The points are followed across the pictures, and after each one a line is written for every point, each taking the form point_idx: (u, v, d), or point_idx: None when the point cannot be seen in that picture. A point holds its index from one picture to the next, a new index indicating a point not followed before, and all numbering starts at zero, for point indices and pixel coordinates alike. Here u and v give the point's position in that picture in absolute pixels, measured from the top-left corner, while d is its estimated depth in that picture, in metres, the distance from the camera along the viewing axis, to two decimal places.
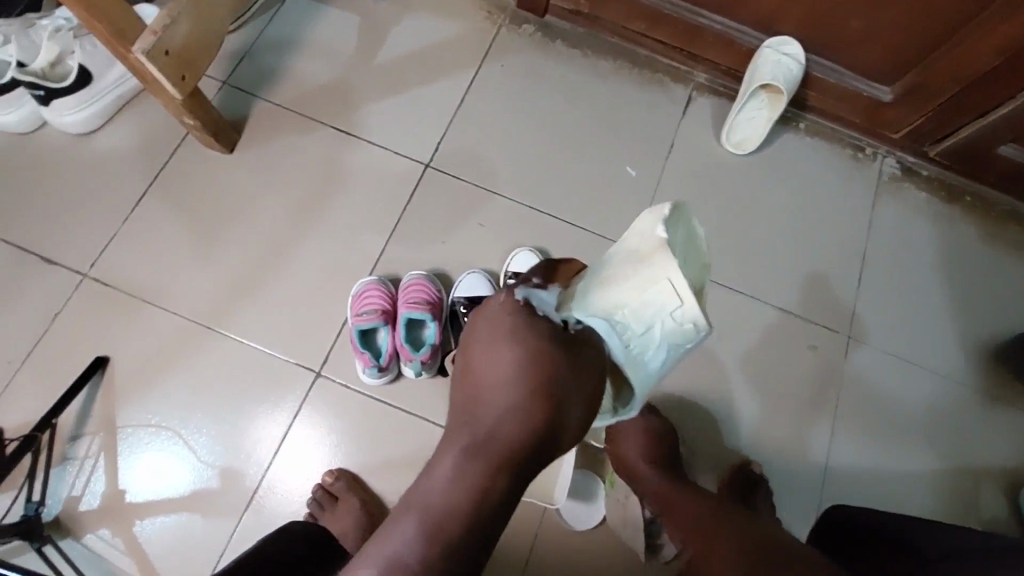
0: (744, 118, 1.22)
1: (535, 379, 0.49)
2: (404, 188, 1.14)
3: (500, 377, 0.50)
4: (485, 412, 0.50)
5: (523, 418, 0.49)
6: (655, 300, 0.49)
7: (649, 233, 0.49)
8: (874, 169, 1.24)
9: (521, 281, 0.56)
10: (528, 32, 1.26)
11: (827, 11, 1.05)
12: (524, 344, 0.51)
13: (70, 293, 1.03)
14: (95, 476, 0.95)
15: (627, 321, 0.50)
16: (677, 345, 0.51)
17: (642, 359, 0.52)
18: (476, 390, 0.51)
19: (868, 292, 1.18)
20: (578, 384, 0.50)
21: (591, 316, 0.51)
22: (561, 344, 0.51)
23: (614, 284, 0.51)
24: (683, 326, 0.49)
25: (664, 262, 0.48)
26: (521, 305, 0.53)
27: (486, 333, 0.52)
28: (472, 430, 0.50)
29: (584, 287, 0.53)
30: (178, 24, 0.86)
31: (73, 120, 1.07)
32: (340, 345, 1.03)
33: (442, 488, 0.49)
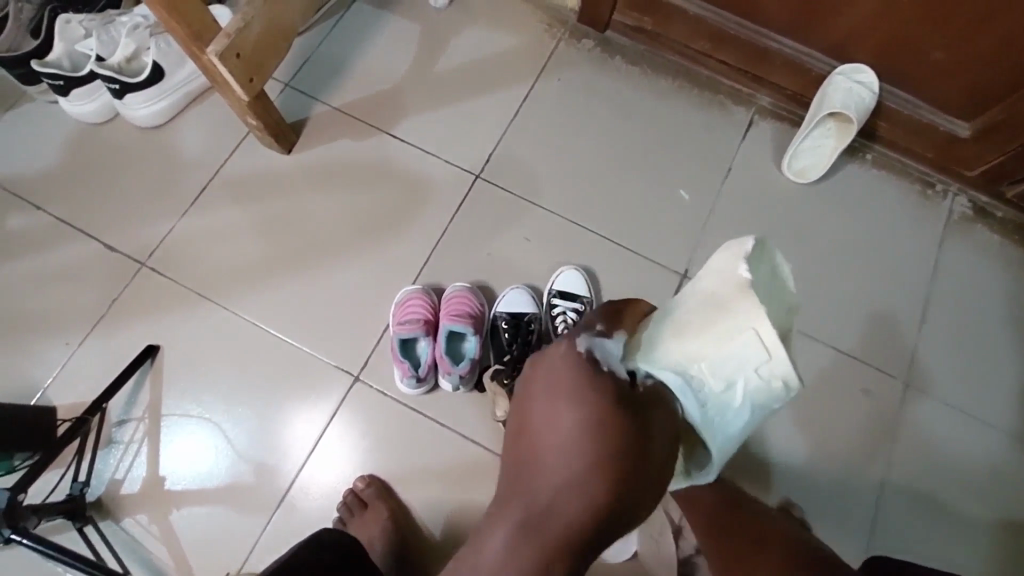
0: (809, 145, 1.17)
1: (598, 449, 0.46)
2: (452, 198, 1.13)
3: (563, 442, 0.47)
4: (545, 481, 0.47)
5: (590, 493, 0.46)
6: (740, 353, 0.48)
7: (729, 277, 0.49)
8: (944, 208, 1.17)
9: (585, 327, 0.53)
10: (587, 47, 1.24)
11: (904, 41, 1.01)
12: (590, 408, 0.47)
13: (128, 280, 1.06)
14: (138, 461, 0.97)
15: (705, 377, 0.50)
16: (762, 402, 0.49)
17: (723, 417, 0.51)
18: (536, 454, 0.48)
19: (931, 337, 1.11)
20: (641, 455, 0.47)
21: (662, 371, 0.51)
22: (626, 407, 0.48)
23: (689, 336, 0.51)
24: (770, 383, 0.48)
25: (750, 310, 0.47)
26: (584, 358, 0.50)
27: (543, 392, 0.50)
28: (524, 503, 0.47)
29: (655, 342, 0.53)
30: (251, 27, 0.88)
31: (143, 114, 1.12)
32: (379, 352, 1.03)
33: (496, 556, 0.47)
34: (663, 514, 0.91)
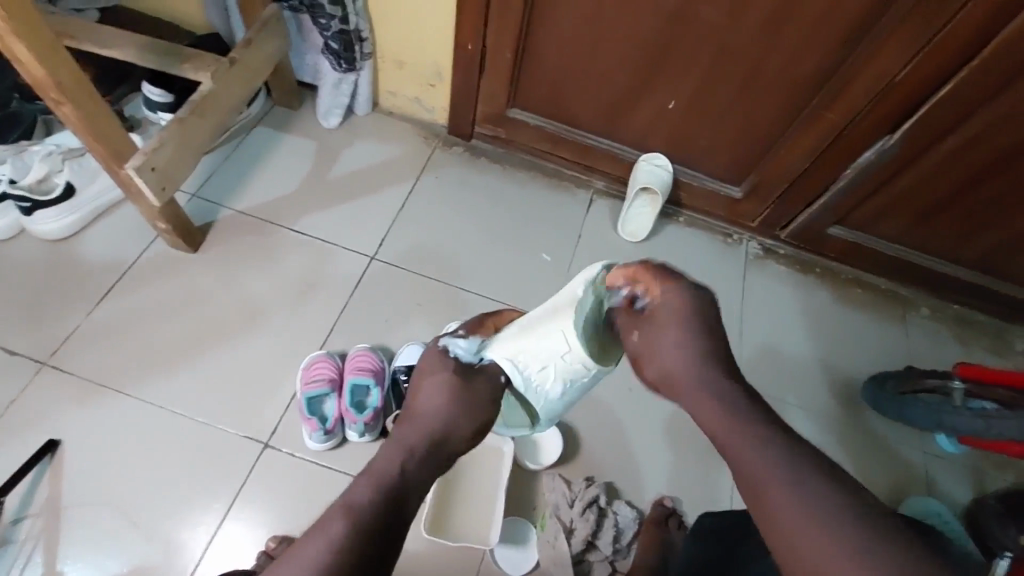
0: (632, 212, 1.51)
1: (449, 408, 0.73)
2: (352, 276, 1.31)
3: (431, 391, 0.75)
4: (420, 416, 0.73)
5: (445, 414, 0.73)
6: (552, 346, 0.69)
7: (568, 294, 0.70)
8: (741, 250, 1.55)
9: (450, 333, 0.82)
10: (457, 152, 1.56)
11: (679, 135, 1.40)
12: (446, 370, 0.77)
13: (29, 380, 1.09)
14: (35, 557, 0.97)
15: (529, 361, 0.72)
16: (570, 378, 0.72)
17: (544, 388, 0.73)
18: (416, 403, 0.75)
19: (751, 347, 1.41)
20: (474, 411, 0.74)
21: (503, 356, 0.74)
22: (471, 382, 0.75)
23: (522, 335, 0.73)
24: (573, 366, 0.69)
25: (561, 319, 0.69)
26: (440, 349, 0.79)
27: (421, 389, 0.76)
28: (407, 431, 0.72)
29: (501, 339, 0.76)
30: (165, 147, 1.06)
31: (51, 228, 1.21)
32: (288, 416, 1.12)
33: (383, 465, 0.66)
34: (555, 521, 1.06)
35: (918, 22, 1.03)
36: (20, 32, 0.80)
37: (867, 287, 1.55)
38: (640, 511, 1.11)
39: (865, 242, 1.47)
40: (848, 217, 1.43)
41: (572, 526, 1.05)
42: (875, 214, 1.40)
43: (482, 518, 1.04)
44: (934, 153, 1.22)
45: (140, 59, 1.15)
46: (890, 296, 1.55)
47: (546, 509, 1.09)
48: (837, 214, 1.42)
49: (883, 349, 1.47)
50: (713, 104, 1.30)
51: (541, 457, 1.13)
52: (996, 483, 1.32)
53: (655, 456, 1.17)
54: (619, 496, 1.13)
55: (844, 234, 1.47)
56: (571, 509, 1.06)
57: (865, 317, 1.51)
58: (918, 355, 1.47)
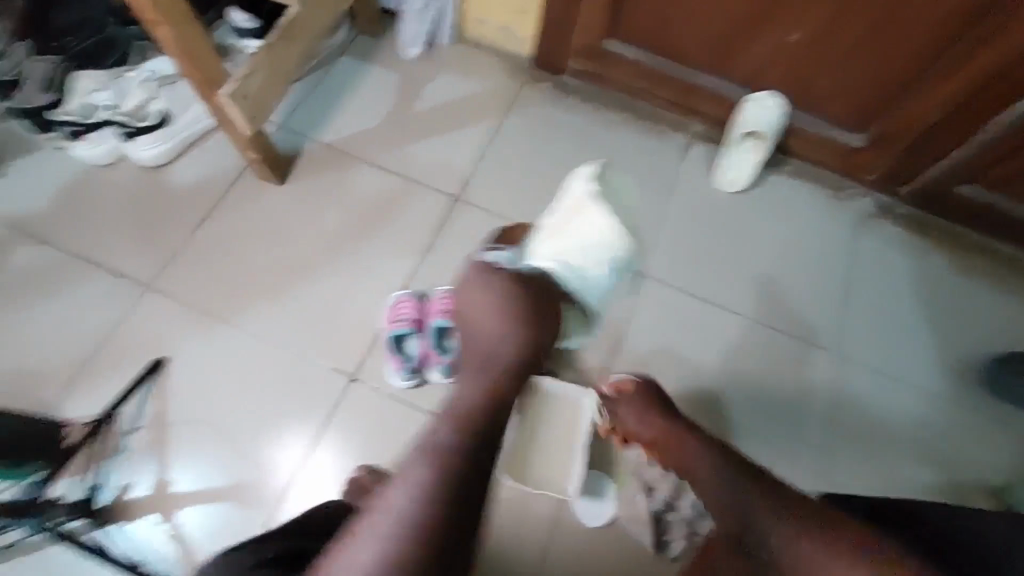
0: (734, 158, 1.35)
1: (507, 330, 0.81)
2: (434, 217, 1.28)
3: (485, 314, 0.83)
4: (483, 342, 0.82)
5: (508, 336, 0.81)
6: (587, 237, 0.96)
7: (574, 201, 1.03)
8: (854, 208, 1.39)
9: (489, 250, 0.98)
10: (544, 88, 1.46)
11: (799, 72, 1.24)
12: (495, 294, 0.84)
13: (137, 301, 1.15)
14: (147, 466, 1.03)
15: (572, 258, 0.93)
16: (606, 260, 0.97)
17: (588, 277, 0.94)
18: (471, 326, 0.83)
19: (856, 315, 1.29)
20: (535, 331, 0.83)
21: (548, 260, 0.93)
22: (522, 299, 0.84)
23: (555, 238, 0.97)
24: (604, 249, 0.96)
25: (585, 214, 1.00)
26: (484, 271, 0.86)
27: (474, 311, 0.84)
28: (476, 358, 0.81)
29: (535, 247, 0.97)
30: (255, 74, 1.03)
31: (150, 155, 1.24)
32: (374, 352, 1.13)
33: (462, 395, 0.77)
34: (635, 479, 1.05)
35: None
36: None
37: (1001, 257, 1.36)
38: None
39: (1007, 205, 1.27)
40: (992, 175, 1.24)
41: (652, 485, 1.03)
42: None
43: (561, 469, 1.02)
44: None
45: None
46: None
47: (625, 466, 1.06)
48: (979, 170, 1.23)
49: (1011, 328, 1.30)
50: (847, 35, 1.13)
51: None
52: None
53: None
54: None
55: (984, 196, 1.28)
56: (652, 469, 1.04)
57: (995, 291, 1.33)
58: None
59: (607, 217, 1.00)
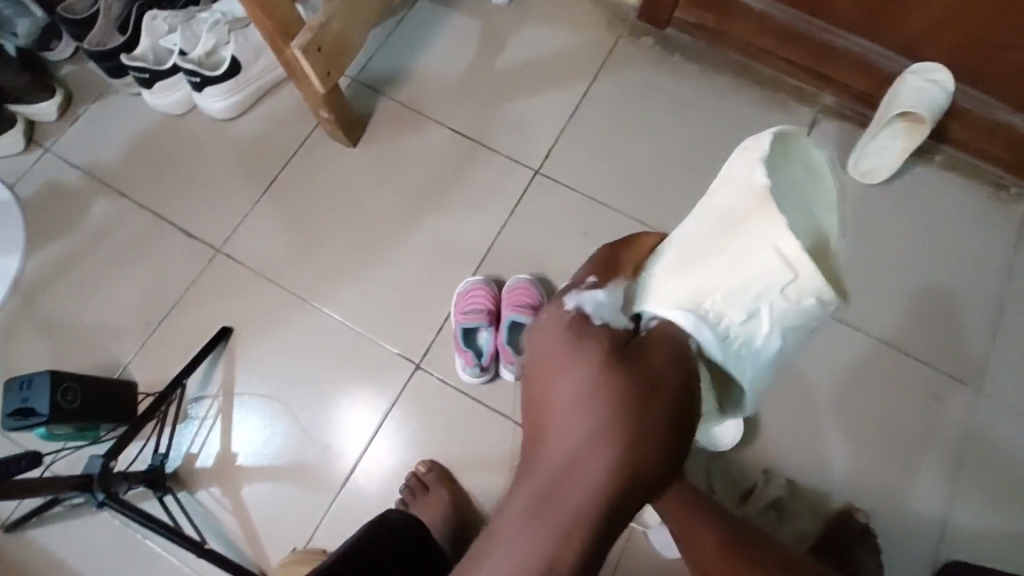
0: (876, 145, 1.13)
1: (604, 436, 0.45)
2: (512, 191, 1.15)
3: (569, 397, 0.46)
4: (553, 452, 0.46)
5: (602, 444, 0.45)
6: (762, 275, 0.44)
7: (745, 184, 0.45)
8: (1021, 211, 1.14)
9: (574, 281, 0.52)
10: (647, 44, 1.25)
11: (985, 37, 0.98)
12: (587, 363, 0.47)
13: (205, 264, 1.11)
14: (212, 437, 1.02)
15: (722, 312, 0.47)
16: (790, 324, 0.48)
17: (750, 348, 0.49)
18: (545, 417, 0.47)
19: (1006, 343, 1.08)
20: (648, 430, 0.45)
21: (673, 311, 0.48)
22: (633, 369, 0.46)
23: (693, 267, 0.48)
24: (798, 302, 0.45)
25: (765, 225, 0.43)
26: (573, 318, 0.49)
27: (548, 376, 0.48)
28: (535, 482, 0.46)
29: (658, 277, 0.50)
30: (333, 22, 0.92)
31: (220, 107, 1.17)
32: (440, 340, 1.05)
33: (509, 553, 0.44)
34: None
35: None
36: None
37: None
38: None
39: None
40: None
41: None
42: None
43: None
44: None
45: None
46: None
47: None
48: None
49: None
50: None
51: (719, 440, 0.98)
52: None
53: None
54: None
55: None
56: None
57: None
58: None
59: (815, 218, 0.46)
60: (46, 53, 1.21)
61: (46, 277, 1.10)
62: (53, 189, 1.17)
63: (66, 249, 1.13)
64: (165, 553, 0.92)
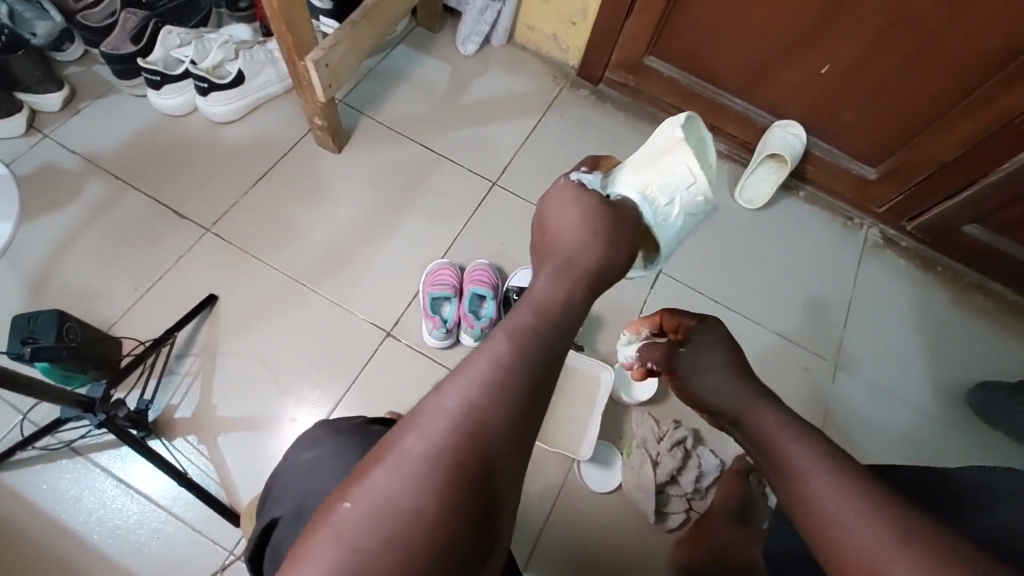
0: (754, 179, 1.48)
1: (600, 241, 0.60)
2: (474, 197, 1.38)
3: (574, 220, 0.61)
4: (564, 251, 0.58)
5: (599, 247, 0.59)
6: (679, 177, 0.69)
7: (670, 136, 0.73)
8: (861, 235, 1.50)
9: (572, 168, 0.68)
10: (584, 94, 1.58)
11: (823, 104, 1.35)
12: (586, 203, 0.63)
13: (194, 241, 1.24)
14: (192, 390, 1.11)
15: (656, 195, 0.68)
16: (691, 214, 0.70)
17: (667, 223, 0.69)
18: (554, 236, 0.61)
19: (854, 331, 1.39)
20: (623, 247, 0.61)
21: (627, 191, 0.68)
22: (618, 212, 0.64)
23: (640, 170, 0.70)
24: (696, 198, 0.70)
25: (683, 154, 0.71)
26: (577, 182, 0.65)
27: (554, 212, 0.63)
28: (553, 267, 0.57)
29: (619, 174, 0.70)
30: (339, 47, 1.14)
31: (220, 111, 1.33)
32: (409, 313, 1.22)
33: (527, 309, 0.52)
34: (643, 452, 1.11)
35: None
36: None
37: (990, 294, 1.47)
38: (722, 461, 1.15)
39: (1002, 245, 1.38)
40: (990, 216, 1.35)
41: (658, 458, 1.10)
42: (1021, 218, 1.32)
43: (574, 434, 1.11)
44: None
45: None
46: (1014, 308, 1.46)
47: (634, 440, 1.14)
48: (980, 210, 1.34)
49: (996, 358, 1.40)
50: (869, 76, 1.24)
51: (634, 393, 1.17)
52: None
53: None
54: (703, 442, 1.17)
55: (981, 235, 1.39)
56: (658, 444, 1.12)
57: (982, 324, 1.44)
58: None
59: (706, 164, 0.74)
60: (57, 54, 1.35)
61: (39, 247, 1.19)
62: (50, 171, 1.27)
63: (60, 223, 1.22)
64: (149, 478, 1.02)
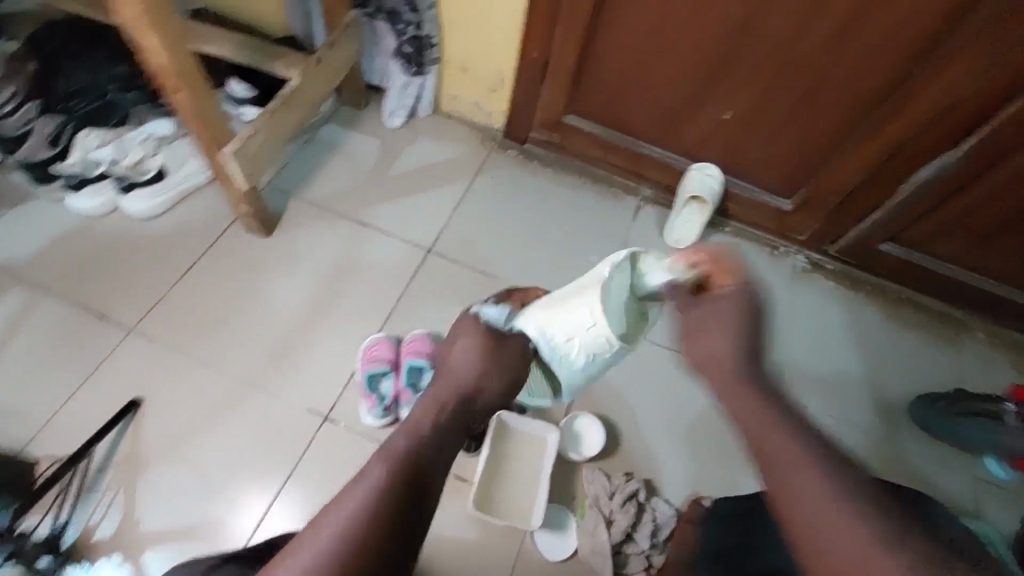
0: (680, 221, 1.54)
1: (478, 369, 0.75)
2: (409, 266, 1.38)
3: (462, 353, 0.77)
4: (450, 381, 0.75)
5: (478, 375, 0.75)
6: (579, 320, 0.72)
7: (596, 272, 0.74)
8: (789, 263, 1.55)
9: (482, 305, 0.85)
10: (512, 154, 1.63)
11: (732, 146, 1.42)
12: (475, 336, 0.78)
13: (117, 344, 1.20)
14: (113, 505, 1.06)
15: (555, 333, 0.74)
16: (595, 354, 0.74)
17: (568, 359, 0.75)
18: (446, 368, 0.77)
19: (794, 359, 1.42)
20: (495, 389, 0.77)
21: (529, 326, 0.77)
22: (505, 341, 0.78)
23: (549, 308, 0.75)
24: (598, 340, 0.72)
25: (592, 296, 0.71)
26: (472, 318, 0.82)
27: (449, 355, 0.78)
28: (437, 395, 0.72)
29: (529, 309, 0.79)
30: (257, 136, 1.15)
31: (143, 207, 1.32)
32: (346, 393, 1.19)
33: (405, 436, 0.65)
34: (596, 512, 1.09)
35: (991, 39, 1.02)
36: (154, 25, 0.88)
37: (918, 306, 1.53)
38: (677, 509, 1.14)
39: (919, 260, 1.45)
40: (903, 234, 1.42)
41: (612, 517, 1.08)
42: (930, 233, 1.39)
43: (524, 503, 1.08)
44: (1002, 170, 1.20)
45: (237, 55, 1.23)
46: (941, 317, 1.53)
47: (586, 499, 1.12)
48: (892, 230, 1.41)
49: (930, 369, 1.45)
50: (769, 117, 1.32)
51: (582, 449, 1.17)
52: None
53: (695, 456, 1.20)
54: (657, 492, 1.16)
55: (899, 252, 1.46)
56: (611, 501, 1.10)
57: (914, 336, 1.49)
58: (969, 378, 1.45)
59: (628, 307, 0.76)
60: None
61: None
62: None
63: None
64: None
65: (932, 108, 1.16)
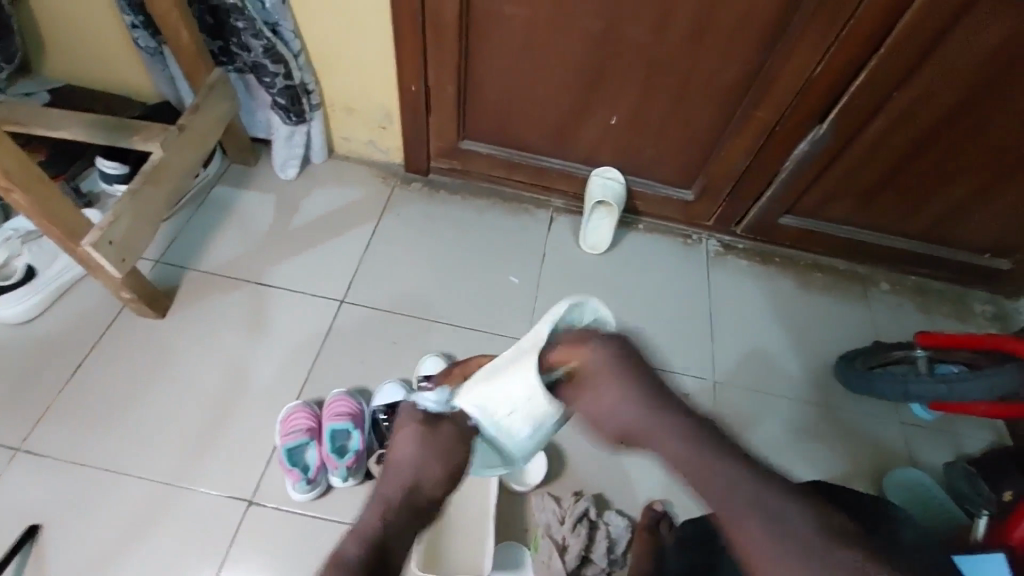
0: (592, 227, 1.55)
1: (421, 461, 0.74)
2: (324, 321, 1.33)
3: (406, 446, 0.76)
4: (396, 477, 0.74)
5: (423, 467, 0.74)
6: (517, 391, 0.69)
7: (536, 334, 0.70)
8: (702, 249, 1.59)
9: (417, 391, 0.84)
10: (416, 187, 1.60)
11: (625, 148, 1.45)
12: (416, 426, 0.78)
13: (3, 468, 1.09)
14: None
15: (494, 407, 0.72)
16: (538, 423, 0.72)
17: (513, 432, 0.73)
18: (393, 463, 0.76)
19: (722, 341, 1.44)
20: (437, 477, 0.74)
21: (470, 403, 0.75)
22: (438, 427, 0.77)
23: (487, 382, 0.73)
24: (538, 409, 0.69)
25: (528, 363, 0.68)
26: (410, 407, 0.82)
27: (394, 447, 0.78)
28: (386, 493, 0.72)
29: (471, 382, 0.77)
30: (121, 220, 1.08)
31: (13, 312, 1.21)
32: (270, 470, 1.12)
33: (354, 543, 0.65)
34: (548, 542, 1.06)
35: (826, 18, 1.08)
36: None
37: (827, 269, 1.60)
38: (630, 519, 1.13)
39: (816, 227, 1.52)
40: (798, 206, 1.48)
41: (565, 544, 1.05)
42: (821, 201, 1.46)
43: (472, 548, 1.04)
44: (867, 134, 1.27)
45: (89, 136, 1.15)
46: (849, 276, 1.60)
47: (539, 530, 1.09)
48: (787, 203, 1.47)
49: (848, 327, 1.52)
50: (651, 116, 1.35)
51: (526, 478, 1.14)
52: (973, 445, 1.36)
53: (641, 460, 1.20)
54: (609, 506, 1.15)
55: (797, 223, 1.52)
56: (562, 527, 1.07)
57: (828, 298, 1.56)
58: (883, 329, 1.52)
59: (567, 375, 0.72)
60: None
61: None
62: None
63: None
64: None
65: (792, 87, 1.21)
